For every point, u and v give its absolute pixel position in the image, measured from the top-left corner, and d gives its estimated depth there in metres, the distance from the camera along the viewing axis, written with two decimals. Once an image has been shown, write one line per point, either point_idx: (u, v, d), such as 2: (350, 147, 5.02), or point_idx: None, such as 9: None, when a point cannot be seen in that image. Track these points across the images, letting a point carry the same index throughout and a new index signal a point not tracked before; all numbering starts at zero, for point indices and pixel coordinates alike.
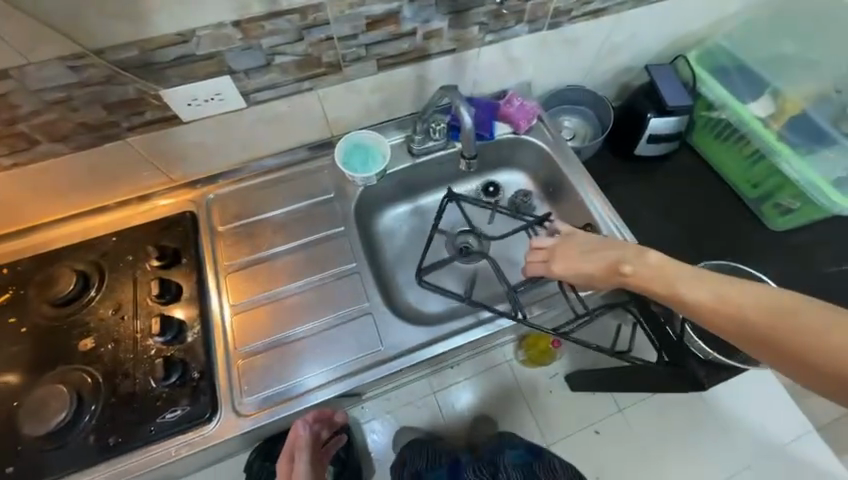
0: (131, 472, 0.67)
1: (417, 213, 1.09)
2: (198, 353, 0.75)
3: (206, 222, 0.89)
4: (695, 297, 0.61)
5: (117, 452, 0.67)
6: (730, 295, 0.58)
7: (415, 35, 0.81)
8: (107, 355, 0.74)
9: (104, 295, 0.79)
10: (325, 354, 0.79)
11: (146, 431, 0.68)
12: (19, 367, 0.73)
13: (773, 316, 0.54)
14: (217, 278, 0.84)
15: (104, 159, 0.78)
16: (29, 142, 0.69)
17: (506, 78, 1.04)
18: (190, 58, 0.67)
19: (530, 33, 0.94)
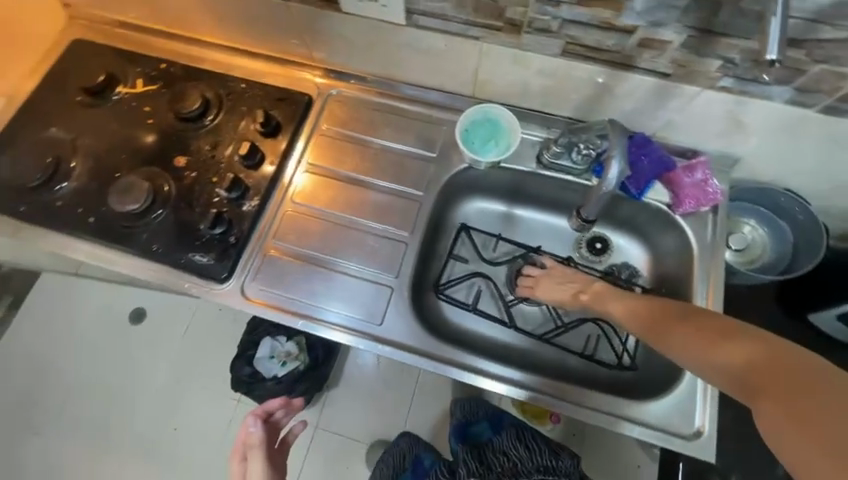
0: (153, 278, 0.78)
1: (505, 219, 0.97)
2: (243, 223, 0.80)
3: (315, 114, 0.90)
4: (613, 308, 0.72)
5: (152, 259, 0.79)
6: (639, 304, 0.68)
7: (631, 35, 0.62)
8: (186, 180, 0.83)
9: (210, 129, 0.87)
10: (334, 295, 0.79)
11: (177, 258, 0.78)
12: (133, 148, 0.87)
13: (655, 318, 0.64)
14: (294, 170, 0.86)
15: (265, 10, 0.80)
16: None
17: (712, 140, 0.77)
18: None
19: (788, 102, 0.66)
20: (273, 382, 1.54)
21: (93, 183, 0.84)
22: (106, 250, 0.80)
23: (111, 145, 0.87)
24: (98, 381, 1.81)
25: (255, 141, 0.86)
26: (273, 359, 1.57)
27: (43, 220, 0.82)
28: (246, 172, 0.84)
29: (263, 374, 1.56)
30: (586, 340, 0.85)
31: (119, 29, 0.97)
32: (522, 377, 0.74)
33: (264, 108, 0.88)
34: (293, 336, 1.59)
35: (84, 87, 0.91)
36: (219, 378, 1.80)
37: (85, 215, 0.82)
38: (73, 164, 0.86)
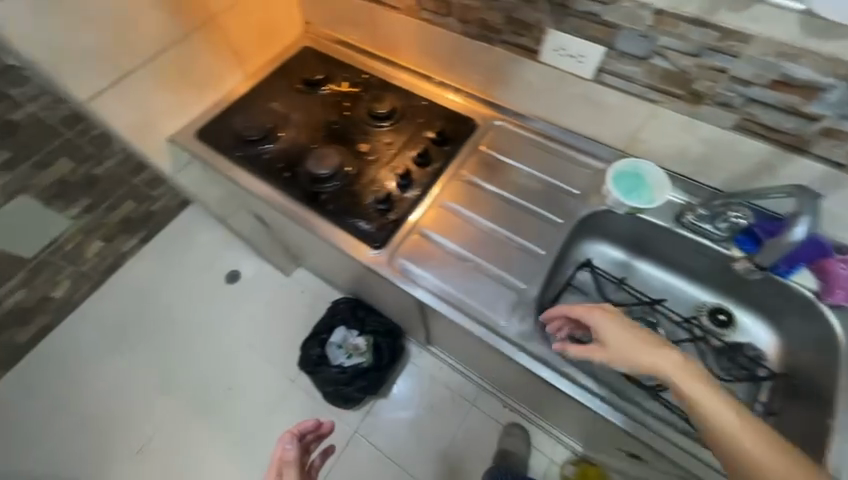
0: (321, 232, 0.93)
1: (623, 268, 1.01)
2: (403, 207, 0.94)
3: (477, 136, 1.05)
4: (628, 356, 0.63)
5: (324, 217, 0.94)
6: (662, 361, 0.61)
7: (814, 122, 0.68)
8: (365, 162, 1.01)
9: (391, 129, 1.06)
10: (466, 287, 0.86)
11: (346, 220, 0.93)
12: (329, 131, 1.07)
13: (681, 385, 0.59)
14: (452, 175, 1.00)
15: (467, 50, 0.98)
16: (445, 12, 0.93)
17: None
18: (595, 18, 0.75)
19: None
20: (336, 373, 1.58)
21: (292, 148, 1.05)
22: (290, 202, 0.97)
23: (313, 125, 1.08)
24: (184, 323, 2.00)
25: (425, 145, 1.02)
26: (341, 350, 1.64)
27: (249, 167, 1.03)
28: (414, 168, 0.99)
29: (329, 361, 1.62)
30: None
31: (337, 45, 1.25)
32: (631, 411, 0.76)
33: (438, 122, 1.05)
34: (365, 333, 1.68)
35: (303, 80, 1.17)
36: (282, 352, 1.91)
37: (281, 171, 1.01)
38: (281, 131, 1.08)
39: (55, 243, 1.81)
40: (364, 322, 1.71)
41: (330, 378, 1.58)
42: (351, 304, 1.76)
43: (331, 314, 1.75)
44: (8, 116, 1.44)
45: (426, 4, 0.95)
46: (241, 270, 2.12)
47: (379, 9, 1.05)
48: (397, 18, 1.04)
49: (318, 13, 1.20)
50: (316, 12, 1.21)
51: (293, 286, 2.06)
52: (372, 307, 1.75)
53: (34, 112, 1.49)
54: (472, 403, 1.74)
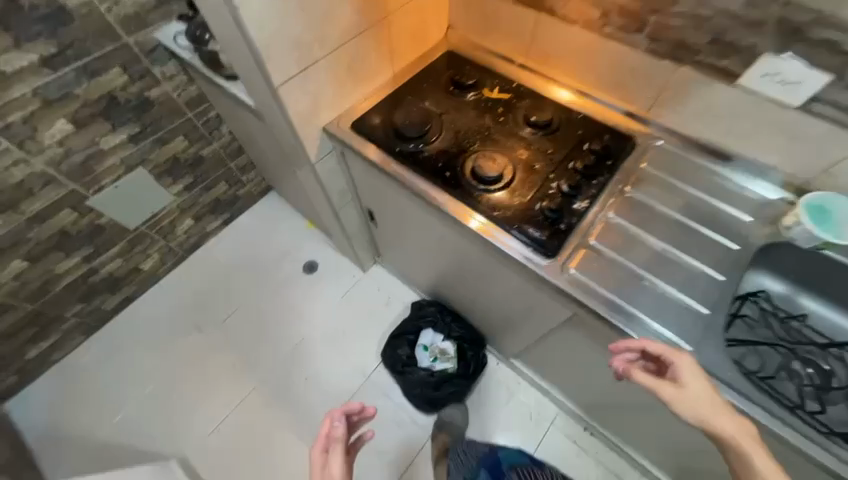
0: (488, 236, 0.93)
1: (787, 303, 0.96)
2: (573, 218, 0.92)
3: (638, 152, 1.03)
4: (682, 387, 0.70)
5: (491, 221, 0.94)
6: (713, 399, 0.68)
7: None
8: (527, 169, 1.00)
9: (549, 138, 1.06)
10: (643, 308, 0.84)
11: (516, 226, 0.92)
12: (484, 135, 1.08)
13: (728, 425, 0.65)
14: (616, 190, 0.98)
15: (646, 67, 0.97)
16: (635, 28, 0.92)
17: None
18: (833, 47, 0.73)
19: None
20: (426, 374, 1.57)
21: (449, 150, 1.06)
22: (453, 203, 0.98)
23: (466, 128, 1.09)
24: (261, 308, 2.02)
25: (587, 157, 1.01)
26: (428, 353, 1.62)
27: (407, 164, 1.05)
28: (580, 179, 0.97)
29: (417, 363, 1.60)
30: None
31: (480, 51, 1.25)
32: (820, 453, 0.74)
33: (597, 136, 1.04)
34: (451, 338, 1.66)
35: (453, 82, 1.18)
36: (358, 348, 1.90)
37: (441, 171, 1.02)
38: (435, 131, 1.09)
39: (155, 217, 1.85)
40: (450, 326, 1.68)
41: (419, 380, 1.56)
42: (436, 306, 1.75)
43: (416, 315, 1.73)
44: (144, 92, 1.50)
45: (613, 19, 0.94)
46: (319, 261, 2.14)
47: (548, 19, 1.05)
48: (567, 29, 1.03)
49: (469, 19, 1.22)
50: (466, 17, 1.22)
51: (370, 282, 2.06)
52: (458, 312, 1.73)
53: (166, 91, 1.55)
54: (550, 423, 1.70)
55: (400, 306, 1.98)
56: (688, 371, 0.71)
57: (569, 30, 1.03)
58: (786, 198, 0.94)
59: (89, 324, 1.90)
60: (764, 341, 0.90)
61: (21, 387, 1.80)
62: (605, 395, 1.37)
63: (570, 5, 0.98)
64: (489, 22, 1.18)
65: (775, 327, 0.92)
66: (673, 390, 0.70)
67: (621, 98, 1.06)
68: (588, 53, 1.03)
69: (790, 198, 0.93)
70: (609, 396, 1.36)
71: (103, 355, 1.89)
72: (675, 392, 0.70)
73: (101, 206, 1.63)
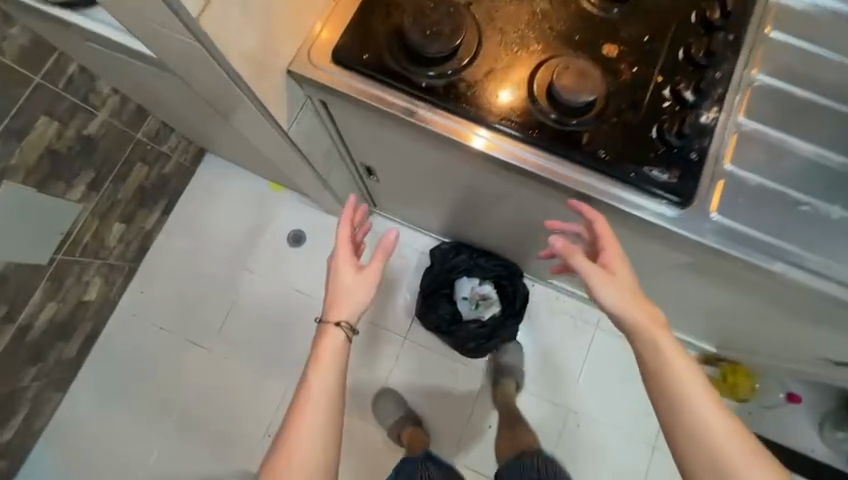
0: (597, 190, 0.75)
1: None
2: (705, 138, 0.74)
3: (755, 18, 0.82)
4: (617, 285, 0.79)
5: (602, 172, 0.75)
6: (633, 296, 0.79)
7: None
8: (623, 76, 0.77)
9: (627, 23, 0.80)
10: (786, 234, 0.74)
11: (636, 171, 0.74)
12: (549, 30, 0.79)
13: (641, 325, 0.78)
14: (741, 84, 0.79)
15: None
16: None
17: None
18: None
19: None
20: (475, 325, 1.49)
21: (507, 74, 0.77)
22: (540, 152, 0.76)
23: (522, 24, 0.79)
24: (257, 301, 1.71)
25: (692, 40, 0.78)
26: (469, 303, 1.52)
27: (454, 108, 0.77)
28: (689, 74, 0.77)
29: (463, 316, 1.51)
30: None
31: None
32: None
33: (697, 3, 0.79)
34: (489, 280, 1.53)
35: None
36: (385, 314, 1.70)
37: (501, 107, 0.77)
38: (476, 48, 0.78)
39: (70, 238, 1.36)
40: (484, 268, 1.53)
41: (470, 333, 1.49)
42: (461, 250, 1.56)
43: (444, 266, 1.56)
44: None
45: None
46: (303, 229, 1.77)
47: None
48: None
49: None
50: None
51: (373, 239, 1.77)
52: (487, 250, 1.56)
53: None
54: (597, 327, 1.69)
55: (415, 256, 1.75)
56: (612, 254, 0.81)
57: None
58: None
59: (59, 379, 1.56)
60: None
61: (16, 466, 1.55)
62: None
63: None
64: None
65: None
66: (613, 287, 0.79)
67: None
68: None
69: None
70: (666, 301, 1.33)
71: (95, 405, 1.60)
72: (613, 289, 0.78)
73: None
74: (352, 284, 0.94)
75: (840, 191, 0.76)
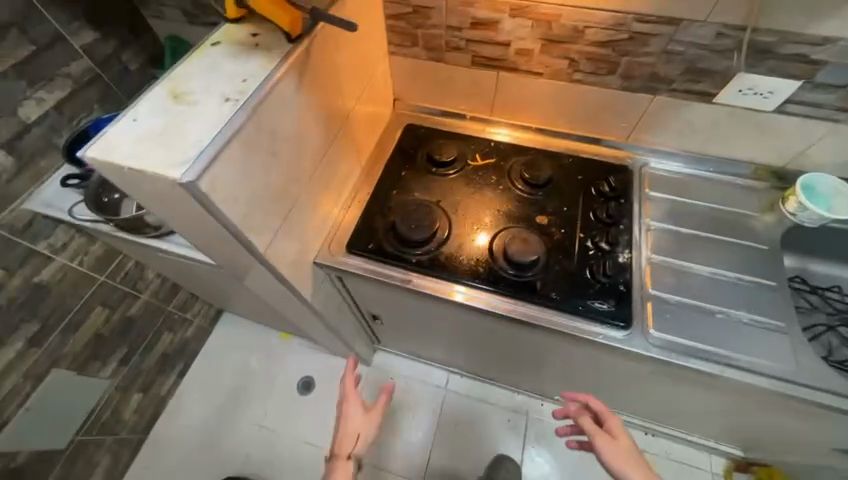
0: (543, 321, 0.83)
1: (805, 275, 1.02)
2: (624, 273, 0.87)
3: (637, 180, 1.03)
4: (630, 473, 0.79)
5: (530, 300, 0.85)
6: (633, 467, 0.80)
7: None
8: (555, 236, 0.92)
9: (547, 199, 0.99)
10: (734, 334, 0.82)
11: (554, 303, 0.84)
12: (458, 209, 0.99)
13: None
14: (641, 226, 0.96)
15: (611, 108, 0.99)
16: (604, 71, 0.90)
17: None
18: (748, 92, 0.84)
19: None
20: None
21: (471, 236, 0.94)
22: (487, 300, 0.86)
23: (443, 208, 0.99)
24: (267, 460, 1.64)
25: (553, 194, 0.99)
26: None
27: (428, 266, 0.90)
28: (601, 230, 0.93)
29: None
30: None
31: (437, 116, 1.17)
32: None
33: (573, 170, 1.03)
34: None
35: (424, 163, 1.07)
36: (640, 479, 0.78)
37: (477, 235, 0.95)
38: (449, 210, 0.98)
39: (91, 416, 1.39)
40: None
41: None
42: None
43: None
44: (33, 279, 1.09)
45: (582, 66, 0.91)
46: (314, 374, 1.81)
47: (515, 74, 0.98)
48: (523, 84, 1.00)
49: (422, 89, 1.12)
50: (404, 69, 1.07)
51: (379, 376, 1.82)
52: None
53: (62, 266, 1.15)
54: None
55: (423, 387, 1.79)
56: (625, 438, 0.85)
57: (523, 84, 1.00)
58: (757, 192, 1.01)
59: None
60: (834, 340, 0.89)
61: None
62: (666, 408, 1.35)
63: (513, 79, 0.99)
64: (442, 86, 1.09)
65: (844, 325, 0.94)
66: (621, 462, 0.81)
67: (593, 132, 1.07)
68: (557, 102, 1.02)
69: (765, 197, 1.00)
70: (670, 409, 1.34)
71: None
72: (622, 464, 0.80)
73: (20, 442, 1.17)
74: (622, 452, 0.82)
75: (747, 301, 0.87)
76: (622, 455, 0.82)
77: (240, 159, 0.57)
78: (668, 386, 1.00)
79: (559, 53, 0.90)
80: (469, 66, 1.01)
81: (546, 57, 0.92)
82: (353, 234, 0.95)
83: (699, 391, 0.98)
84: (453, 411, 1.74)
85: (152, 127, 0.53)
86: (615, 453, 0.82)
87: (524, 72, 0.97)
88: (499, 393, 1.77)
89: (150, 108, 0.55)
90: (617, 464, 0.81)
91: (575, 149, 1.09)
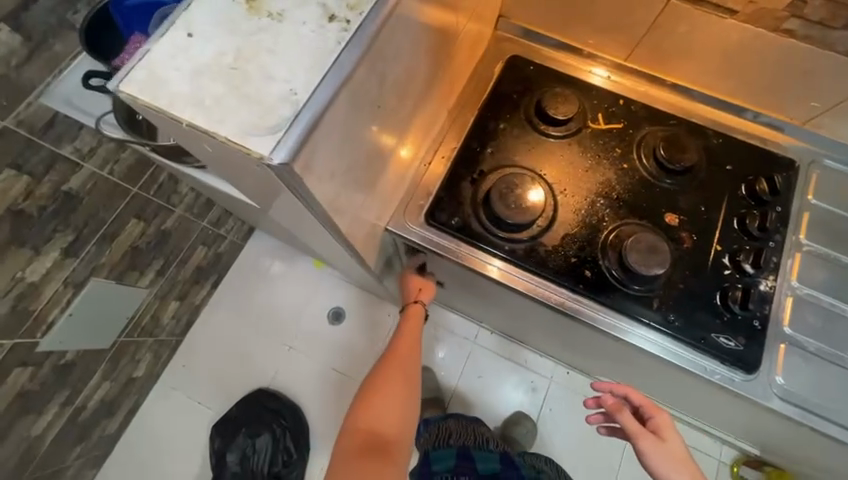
0: (650, 344, 0.71)
1: None
2: (764, 306, 0.71)
3: (803, 181, 0.79)
4: None
5: (642, 320, 0.71)
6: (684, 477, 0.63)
7: None
8: (685, 244, 0.74)
9: (684, 192, 0.78)
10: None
11: (667, 326, 0.71)
12: (566, 186, 0.79)
13: None
14: (792, 246, 0.76)
15: (812, 80, 0.71)
16: (842, 24, 0.61)
17: None
18: None
19: None
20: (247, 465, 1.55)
21: (579, 226, 0.76)
22: (587, 307, 0.73)
23: (547, 181, 0.79)
24: (294, 380, 1.68)
25: (691, 187, 0.78)
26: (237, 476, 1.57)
27: (521, 257, 0.75)
28: (745, 245, 0.74)
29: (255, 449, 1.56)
30: None
31: (552, 49, 0.88)
32: None
33: (724, 155, 0.79)
34: (229, 447, 1.55)
35: (528, 115, 0.83)
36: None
37: (586, 225, 0.76)
38: (556, 188, 0.78)
39: (132, 320, 1.40)
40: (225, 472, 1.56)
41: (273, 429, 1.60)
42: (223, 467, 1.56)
43: None
44: (63, 186, 0.96)
45: (811, 11, 0.62)
46: (344, 306, 1.77)
47: (693, 8, 0.69)
48: (699, 25, 0.71)
49: (542, 8, 0.82)
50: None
51: None
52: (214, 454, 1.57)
53: (92, 174, 1.01)
54: None
55: (452, 336, 1.77)
56: (674, 442, 0.67)
57: (698, 23, 0.70)
58: None
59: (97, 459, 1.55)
60: None
61: None
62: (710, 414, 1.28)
63: (687, 14, 0.70)
64: (575, 8, 0.79)
65: None
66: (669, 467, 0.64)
67: (765, 106, 0.79)
68: (737, 59, 0.73)
69: None
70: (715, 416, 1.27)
71: None
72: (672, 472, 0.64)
73: (64, 343, 1.16)
74: (674, 457, 0.65)
75: None
76: (674, 464, 0.65)
77: (344, 116, 0.38)
78: (749, 421, 0.89)
79: None
80: None
81: None
82: (434, 201, 0.78)
83: (786, 435, 0.87)
84: (478, 364, 1.74)
85: (218, 56, 0.35)
86: (663, 460, 0.65)
87: (708, 7, 0.68)
88: (527, 355, 1.74)
89: (215, 20, 0.35)
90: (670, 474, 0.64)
91: (732, 125, 0.82)
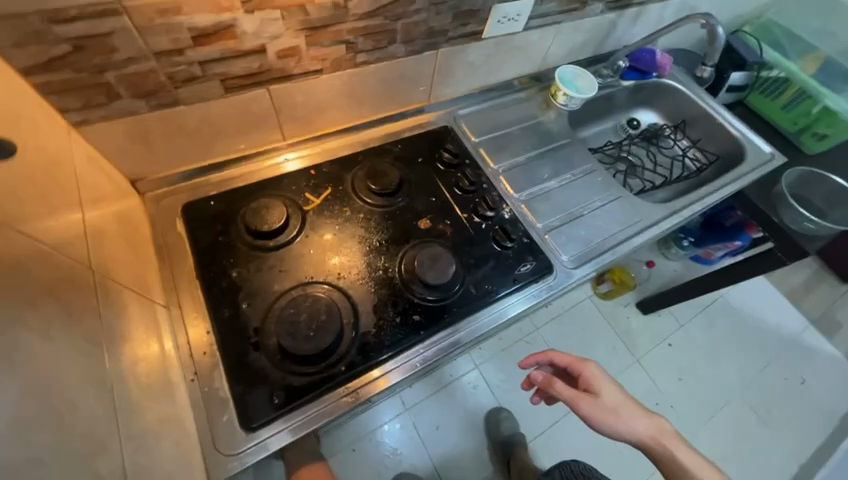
0: (496, 318, 0.77)
1: (595, 134, 1.28)
2: (518, 225, 0.88)
3: (461, 133, 1.01)
4: (619, 424, 0.76)
5: (477, 308, 0.77)
6: (617, 416, 0.76)
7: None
8: (447, 231, 0.84)
9: (413, 199, 0.87)
10: (602, 216, 0.96)
11: (493, 295, 0.79)
12: (335, 269, 0.75)
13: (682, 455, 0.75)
14: (494, 175, 0.96)
15: (405, 76, 0.89)
16: (386, 41, 0.78)
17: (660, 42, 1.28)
18: (503, 19, 0.89)
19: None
20: None
21: (375, 291, 0.74)
22: (439, 341, 0.73)
23: (316, 281, 0.73)
24: None
25: (412, 191, 0.87)
26: None
27: (359, 361, 0.68)
28: (475, 199, 0.89)
29: None
30: (677, 158, 1.26)
31: (215, 172, 0.81)
32: (675, 190, 1.20)
33: (409, 154, 0.93)
34: None
35: (246, 244, 0.74)
36: (636, 420, 0.77)
37: (379, 284, 0.75)
38: (331, 280, 0.74)
39: None
40: None
41: None
42: None
43: None
44: None
45: (362, 45, 0.75)
46: None
47: (290, 82, 0.74)
48: (305, 88, 0.77)
49: (169, 152, 0.73)
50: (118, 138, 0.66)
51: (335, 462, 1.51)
52: None
53: None
54: (539, 328, 1.88)
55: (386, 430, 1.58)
56: (606, 389, 0.80)
57: (304, 88, 0.76)
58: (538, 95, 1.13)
59: None
60: (631, 173, 1.20)
61: None
62: None
63: (290, 88, 0.75)
64: (197, 134, 0.73)
65: (627, 153, 1.25)
66: (605, 411, 0.77)
67: (399, 106, 0.96)
68: (353, 93, 0.84)
69: (545, 97, 1.13)
70: None
71: None
72: (609, 413, 0.77)
73: None
74: (607, 405, 0.77)
75: (591, 187, 1.01)
76: (608, 410, 0.77)
77: None
78: None
79: (330, 39, 0.71)
80: (223, 96, 0.69)
81: (318, 49, 0.71)
82: (237, 404, 0.62)
83: None
84: (426, 424, 1.61)
85: None
86: (601, 410, 0.77)
87: (299, 76, 0.74)
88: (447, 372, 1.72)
89: None
90: (608, 421, 0.76)
91: (394, 129, 0.96)
